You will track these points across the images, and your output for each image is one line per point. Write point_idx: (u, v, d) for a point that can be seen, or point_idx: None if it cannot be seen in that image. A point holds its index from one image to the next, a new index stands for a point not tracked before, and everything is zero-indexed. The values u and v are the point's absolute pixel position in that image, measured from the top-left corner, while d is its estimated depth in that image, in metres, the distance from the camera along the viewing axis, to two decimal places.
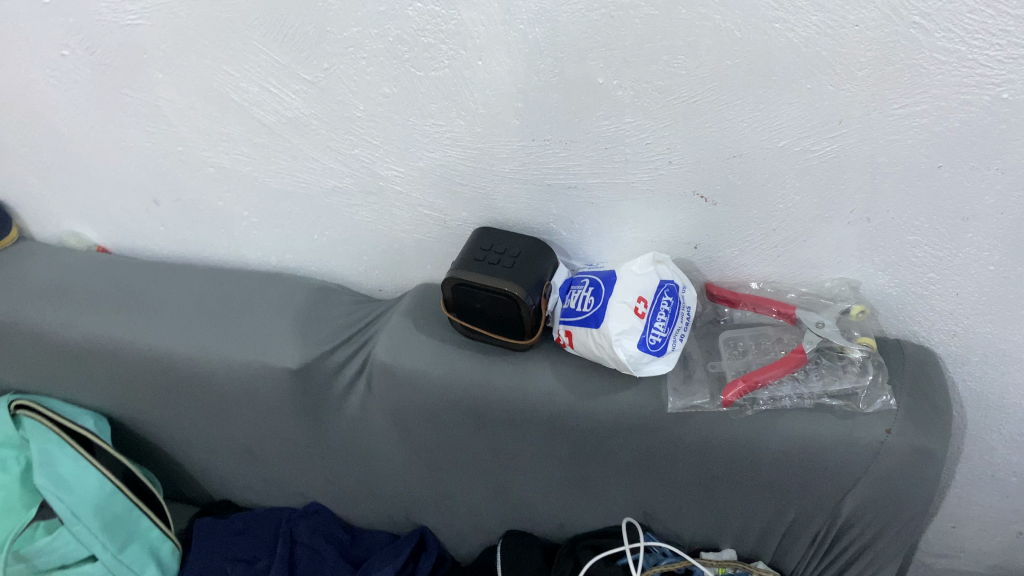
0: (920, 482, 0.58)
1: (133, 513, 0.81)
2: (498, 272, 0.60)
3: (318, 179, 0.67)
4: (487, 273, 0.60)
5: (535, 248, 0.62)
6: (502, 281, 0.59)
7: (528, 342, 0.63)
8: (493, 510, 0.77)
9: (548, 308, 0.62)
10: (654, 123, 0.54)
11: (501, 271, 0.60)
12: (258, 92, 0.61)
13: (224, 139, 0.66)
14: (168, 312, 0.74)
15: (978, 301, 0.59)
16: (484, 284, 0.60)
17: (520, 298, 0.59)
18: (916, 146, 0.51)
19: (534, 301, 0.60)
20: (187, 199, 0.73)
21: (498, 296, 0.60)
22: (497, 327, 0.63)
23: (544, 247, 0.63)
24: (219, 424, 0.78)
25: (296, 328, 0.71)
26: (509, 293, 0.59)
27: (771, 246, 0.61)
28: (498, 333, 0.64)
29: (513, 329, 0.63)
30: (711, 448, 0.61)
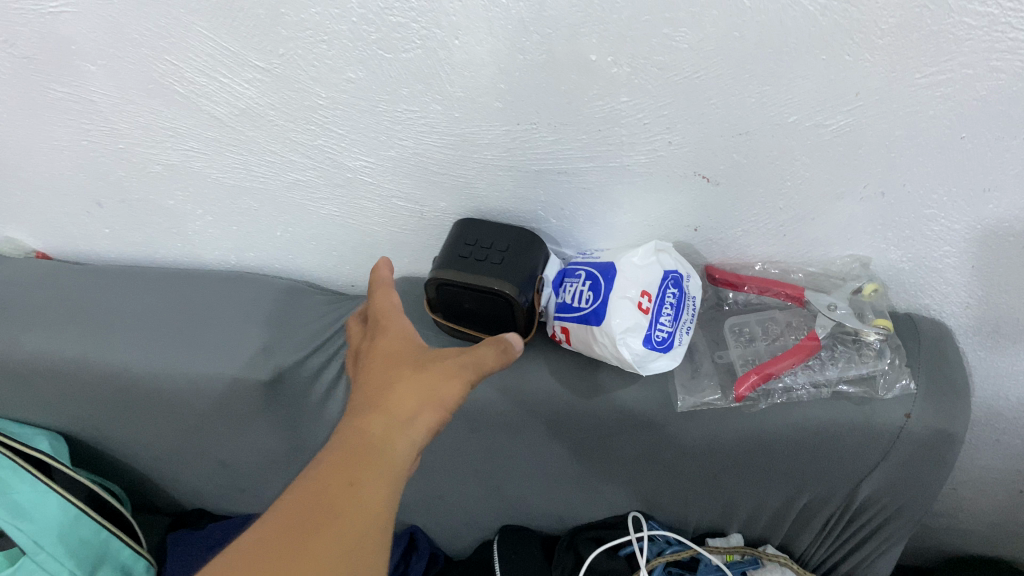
0: (940, 465, 0.56)
1: (101, 536, 0.76)
2: (486, 269, 0.55)
3: (278, 173, 0.61)
4: (474, 272, 0.55)
5: (524, 237, 0.57)
6: (492, 280, 0.54)
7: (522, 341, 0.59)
8: (487, 508, 0.73)
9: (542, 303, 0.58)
10: (651, 103, 0.49)
11: (489, 268, 0.55)
12: (206, 82, 0.55)
13: (171, 134, 0.59)
14: (122, 324, 0.67)
15: (995, 273, 0.56)
16: (472, 285, 0.55)
17: (512, 297, 0.54)
18: (938, 116, 0.47)
19: (527, 299, 0.55)
20: (133, 199, 0.66)
21: (488, 295, 0.55)
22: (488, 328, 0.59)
23: (534, 237, 0.57)
24: (189, 438, 0.73)
25: (264, 336, 0.65)
26: (501, 292, 0.54)
27: (777, 225, 0.57)
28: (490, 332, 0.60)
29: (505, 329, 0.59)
30: (722, 440, 0.58)
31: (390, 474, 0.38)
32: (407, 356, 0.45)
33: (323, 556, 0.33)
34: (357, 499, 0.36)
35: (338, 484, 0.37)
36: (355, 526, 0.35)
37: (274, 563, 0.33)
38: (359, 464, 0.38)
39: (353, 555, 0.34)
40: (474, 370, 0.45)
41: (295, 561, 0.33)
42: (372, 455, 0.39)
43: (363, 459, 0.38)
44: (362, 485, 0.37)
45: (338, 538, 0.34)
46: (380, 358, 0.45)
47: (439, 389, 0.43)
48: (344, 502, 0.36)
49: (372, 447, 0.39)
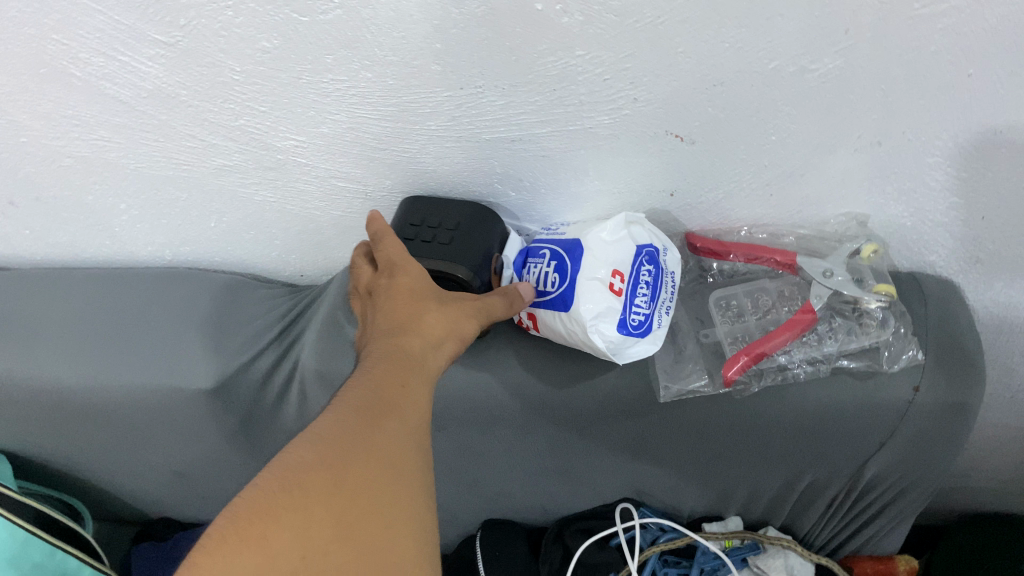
0: (954, 438, 0.50)
1: (56, 556, 0.70)
2: (432, 252, 0.49)
3: (201, 159, 0.54)
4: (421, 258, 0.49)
5: (475, 215, 0.50)
6: (440, 264, 0.48)
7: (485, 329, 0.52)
8: (466, 503, 0.68)
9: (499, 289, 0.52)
10: (611, 55, 0.43)
11: (437, 251, 0.49)
12: (104, 62, 0.48)
13: (75, 123, 0.52)
14: (46, 335, 0.61)
15: (1008, 222, 0.50)
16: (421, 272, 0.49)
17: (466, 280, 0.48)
18: (941, 52, 0.41)
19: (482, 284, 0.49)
20: (47, 198, 0.59)
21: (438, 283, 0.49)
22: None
23: (489, 212, 0.51)
24: (140, 449, 0.67)
25: (202, 340, 0.60)
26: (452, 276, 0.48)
27: (762, 185, 0.50)
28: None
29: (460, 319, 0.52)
30: (713, 425, 0.53)
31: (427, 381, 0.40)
32: (431, 291, 0.44)
33: (389, 442, 0.35)
34: (408, 396, 0.38)
35: (389, 385, 0.38)
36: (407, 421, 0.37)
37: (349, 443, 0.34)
38: (404, 371, 0.39)
39: (411, 444, 0.36)
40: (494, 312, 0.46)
41: (367, 444, 0.35)
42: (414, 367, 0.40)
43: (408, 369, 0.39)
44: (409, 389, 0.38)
45: (398, 428, 0.36)
46: (402, 291, 0.44)
47: (467, 324, 0.44)
48: (399, 399, 0.37)
49: (414, 361, 0.40)
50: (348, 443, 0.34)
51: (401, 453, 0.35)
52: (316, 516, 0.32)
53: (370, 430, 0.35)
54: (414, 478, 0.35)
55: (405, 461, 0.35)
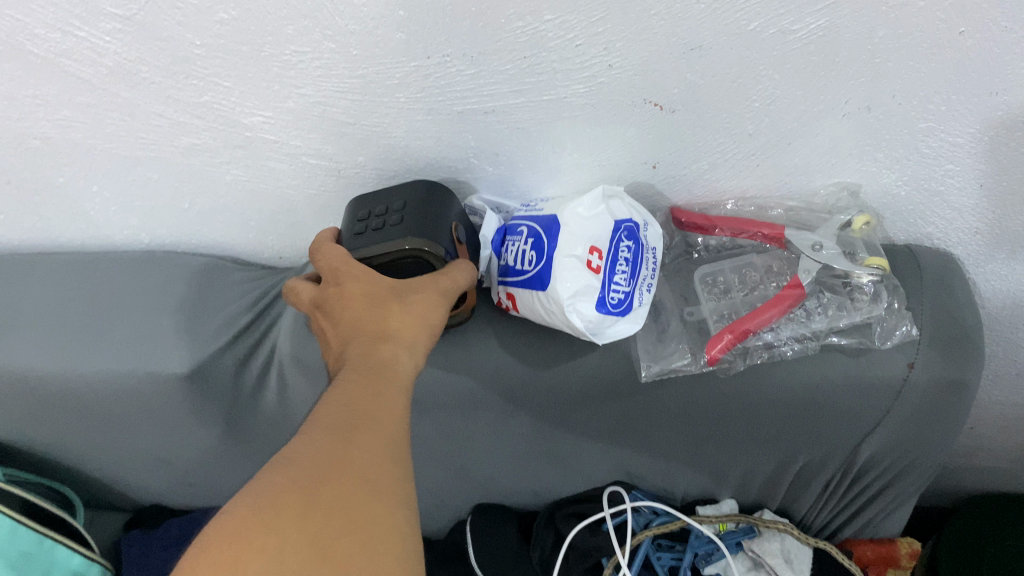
0: (953, 417, 0.48)
1: (45, 545, 0.69)
2: (386, 234, 0.46)
3: (169, 138, 0.52)
4: (377, 246, 0.46)
5: (419, 192, 0.48)
6: (394, 244, 0.46)
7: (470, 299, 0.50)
8: (455, 488, 0.67)
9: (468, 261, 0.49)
10: (582, 19, 0.40)
11: (387, 234, 0.46)
12: (61, 38, 0.46)
13: (38, 103, 0.51)
14: (19, 324, 0.60)
15: (1007, 191, 0.47)
16: (383, 259, 0.46)
17: (431, 254, 0.46)
18: (931, 9, 0.38)
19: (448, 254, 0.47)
20: (18, 182, 0.58)
21: (404, 267, 0.47)
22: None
23: (432, 183, 0.49)
24: (123, 436, 0.66)
25: (178, 326, 0.59)
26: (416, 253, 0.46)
27: (748, 155, 0.48)
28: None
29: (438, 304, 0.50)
30: (700, 407, 0.51)
31: (401, 392, 0.38)
32: (386, 289, 0.43)
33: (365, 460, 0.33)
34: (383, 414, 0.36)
35: (360, 399, 0.36)
36: (382, 438, 0.35)
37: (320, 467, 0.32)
38: (375, 383, 0.37)
39: (388, 459, 0.34)
40: (450, 291, 0.44)
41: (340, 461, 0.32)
42: (385, 376, 0.38)
43: (378, 381, 0.37)
44: (381, 401, 0.36)
45: (372, 444, 0.34)
46: (356, 297, 0.42)
47: (427, 307, 0.43)
48: (373, 417, 0.35)
49: (383, 369, 0.38)
50: (318, 466, 0.32)
51: (378, 468, 0.33)
52: (290, 538, 0.29)
53: (342, 448, 0.33)
54: (395, 498, 0.33)
55: (383, 481, 0.33)
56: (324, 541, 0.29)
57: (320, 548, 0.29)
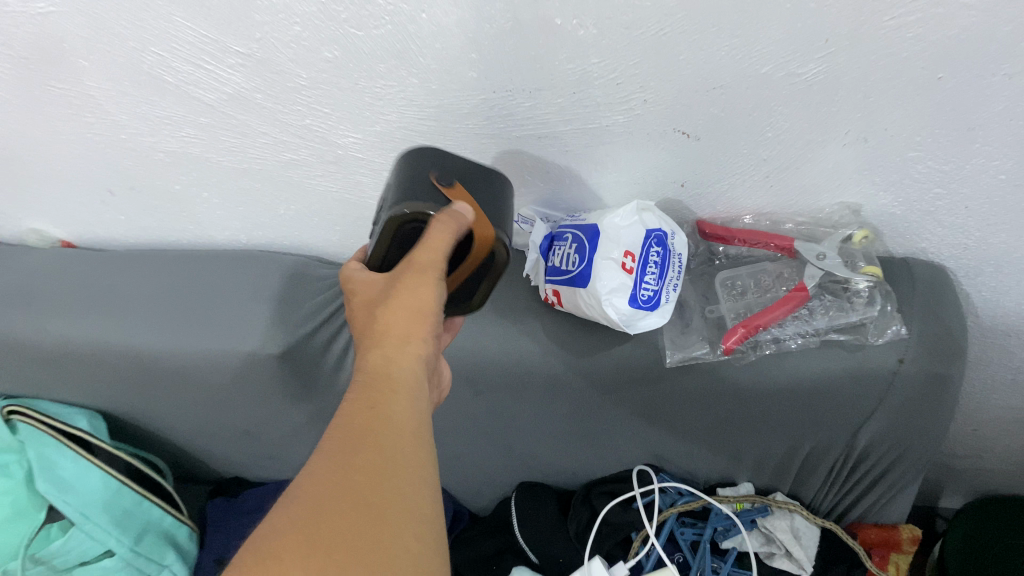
0: (939, 406, 0.56)
1: (143, 505, 0.81)
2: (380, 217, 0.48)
3: (273, 153, 0.62)
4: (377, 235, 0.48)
5: (400, 163, 0.49)
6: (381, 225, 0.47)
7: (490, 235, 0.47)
8: (502, 466, 0.76)
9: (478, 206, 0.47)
10: (623, 62, 0.49)
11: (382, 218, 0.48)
12: (192, 70, 0.56)
13: (167, 122, 0.61)
14: (135, 308, 0.70)
15: (989, 212, 0.55)
16: (387, 239, 0.47)
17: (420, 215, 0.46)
18: (913, 58, 0.46)
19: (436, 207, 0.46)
20: (142, 186, 0.68)
21: (408, 236, 0.47)
22: (461, 273, 0.49)
23: (419, 147, 0.49)
24: (216, 410, 0.76)
25: (271, 313, 0.68)
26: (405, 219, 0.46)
27: (763, 176, 0.56)
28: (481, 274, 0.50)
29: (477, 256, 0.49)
30: (718, 393, 0.59)
31: (411, 396, 0.40)
32: (377, 291, 0.45)
33: (372, 492, 0.35)
34: (393, 434, 0.37)
35: (367, 423, 0.38)
36: (389, 459, 0.36)
37: (324, 507, 0.34)
38: (380, 393, 0.39)
39: (397, 477, 0.36)
40: (429, 261, 0.43)
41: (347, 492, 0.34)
42: (394, 382, 0.40)
43: (389, 392, 0.39)
44: (385, 410, 0.38)
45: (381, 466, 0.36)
46: (360, 308, 0.45)
47: (413, 293, 0.42)
48: (379, 438, 0.37)
49: (386, 376, 0.40)
50: (323, 505, 0.34)
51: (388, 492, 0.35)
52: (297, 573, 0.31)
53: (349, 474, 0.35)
54: (405, 526, 0.35)
55: (391, 509, 0.35)
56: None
57: None
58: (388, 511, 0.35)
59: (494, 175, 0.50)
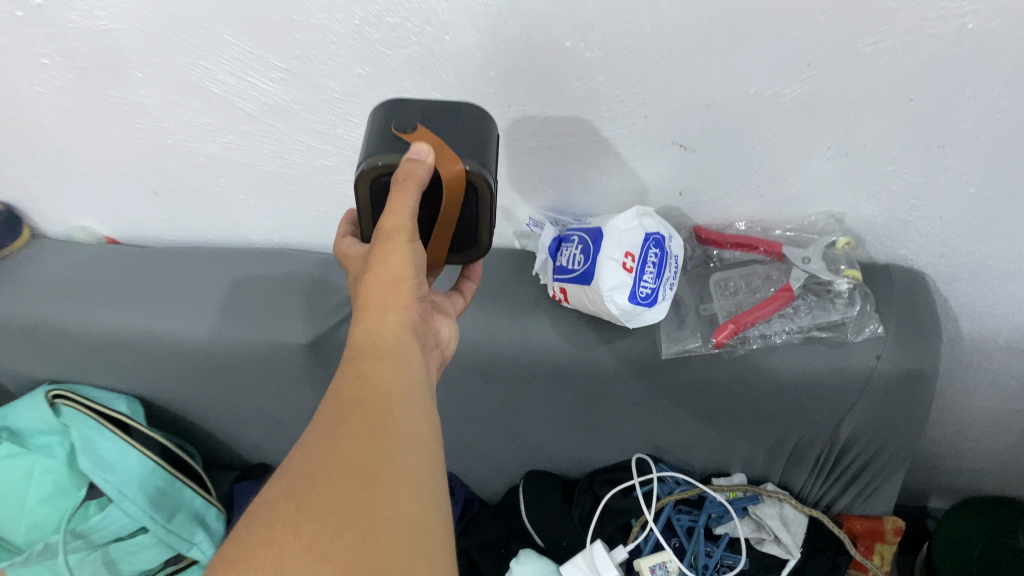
0: (917, 401, 0.60)
1: (175, 486, 0.88)
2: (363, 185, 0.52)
3: (307, 159, 0.68)
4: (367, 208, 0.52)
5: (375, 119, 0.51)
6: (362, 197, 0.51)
7: (454, 164, 0.48)
8: (511, 454, 0.81)
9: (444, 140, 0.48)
10: (625, 81, 0.54)
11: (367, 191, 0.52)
12: (237, 82, 0.61)
13: (211, 129, 0.67)
14: (176, 300, 0.76)
15: (962, 222, 0.60)
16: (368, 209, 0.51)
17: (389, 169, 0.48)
18: (887, 81, 0.51)
19: (400, 154, 0.47)
20: (185, 188, 0.74)
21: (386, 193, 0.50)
22: (453, 207, 0.50)
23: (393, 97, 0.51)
24: (248, 395, 0.82)
25: (300, 306, 0.74)
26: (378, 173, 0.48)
27: (754, 187, 0.61)
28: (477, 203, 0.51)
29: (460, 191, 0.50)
30: (710, 384, 0.65)
31: (394, 362, 0.43)
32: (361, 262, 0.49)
33: (359, 459, 0.37)
34: (376, 408, 0.40)
35: (351, 404, 0.40)
36: (375, 422, 0.39)
37: (313, 476, 0.36)
38: (364, 361, 0.43)
39: (381, 437, 0.39)
40: (395, 224, 0.45)
41: (334, 451, 0.38)
42: (377, 353, 0.44)
43: (371, 366, 0.43)
44: (370, 377, 0.42)
45: (366, 428, 0.39)
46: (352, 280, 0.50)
47: (387, 261, 0.46)
48: (361, 413, 0.40)
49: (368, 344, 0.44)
50: (313, 474, 0.36)
51: (371, 450, 0.38)
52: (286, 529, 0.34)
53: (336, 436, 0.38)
54: (395, 485, 0.37)
55: (378, 471, 0.37)
56: (326, 536, 0.34)
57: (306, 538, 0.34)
58: (376, 472, 0.37)
59: (465, 106, 0.51)
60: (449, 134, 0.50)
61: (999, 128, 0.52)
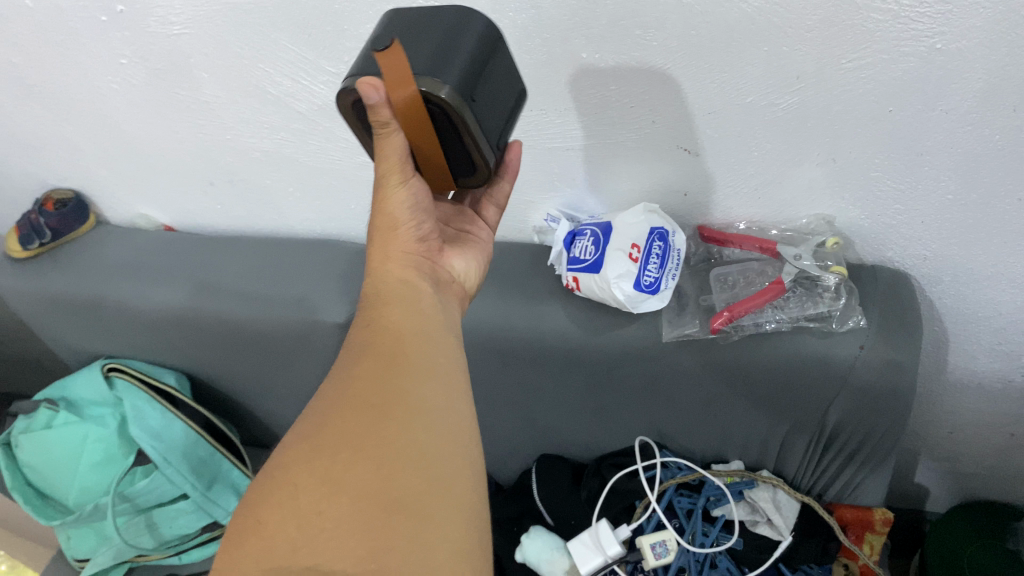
0: (897, 392, 0.65)
1: (215, 457, 0.96)
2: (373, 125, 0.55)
3: (349, 157, 0.75)
4: None
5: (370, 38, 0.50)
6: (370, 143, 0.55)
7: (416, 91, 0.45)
8: (527, 436, 0.88)
9: (406, 61, 0.45)
10: (634, 89, 0.61)
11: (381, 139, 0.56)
12: (290, 84, 0.69)
13: (265, 127, 0.74)
14: (226, 281, 0.84)
15: (942, 227, 0.65)
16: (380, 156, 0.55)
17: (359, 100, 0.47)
18: (868, 95, 0.57)
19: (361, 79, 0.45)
20: (239, 180, 0.82)
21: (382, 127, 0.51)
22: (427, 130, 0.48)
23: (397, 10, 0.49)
24: (286, 372, 0.90)
25: (337, 289, 0.81)
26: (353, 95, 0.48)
27: (752, 189, 0.68)
28: (454, 124, 0.48)
29: (430, 112, 0.47)
30: (708, 370, 0.70)
31: (403, 302, 0.50)
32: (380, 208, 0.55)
33: (372, 397, 0.43)
34: (389, 355, 0.46)
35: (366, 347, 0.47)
36: (388, 369, 0.45)
37: (332, 417, 0.42)
38: (380, 307, 0.50)
39: (391, 381, 0.44)
40: (386, 167, 0.48)
41: (347, 398, 0.43)
42: (386, 297, 0.50)
43: (383, 308, 0.50)
44: (384, 321, 0.49)
45: (377, 376, 0.44)
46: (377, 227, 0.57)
47: (386, 207, 0.51)
48: (375, 359, 0.46)
49: (379, 286, 0.51)
50: (331, 416, 0.42)
51: (383, 396, 0.43)
52: (303, 467, 0.39)
53: (350, 386, 0.44)
54: (407, 423, 0.42)
55: (393, 406, 0.42)
56: (339, 472, 0.39)
57: (321, 474, 0.39)
58: (390, 407, 0.42)
59: (449, 12, 0.48)
60: (424, 52, 0.46)
61: (971, 140, 0.57)
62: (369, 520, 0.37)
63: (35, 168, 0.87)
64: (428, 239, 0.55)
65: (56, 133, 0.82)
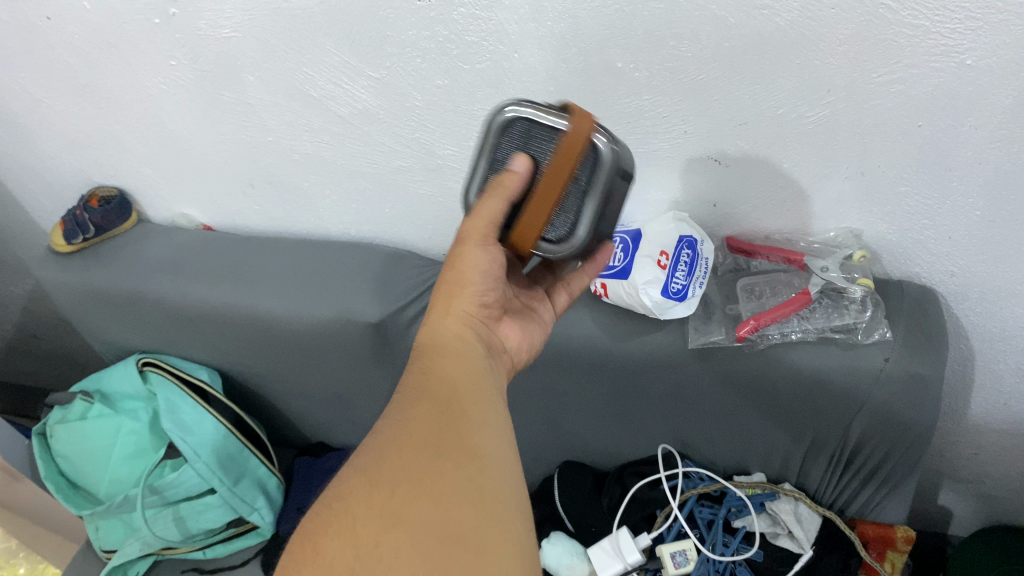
0: (920, 404, 0.65)
1: (244, 453, 0.98)
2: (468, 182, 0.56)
3: (386, 160, 0.77)
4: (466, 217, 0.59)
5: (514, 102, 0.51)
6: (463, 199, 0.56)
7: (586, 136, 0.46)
8: (549, 440, 0.89)
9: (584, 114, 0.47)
10: (667, 99, 0.62)
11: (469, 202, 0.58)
12: (333, 88, 0.71)
13: (306, 129, 0.76)
14: (264, 281, 0.86)
15: (970, 244, 0.65)
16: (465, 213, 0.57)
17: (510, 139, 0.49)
18: (898, 109, 0.58)
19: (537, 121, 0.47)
20: (278, 182, 0.84)
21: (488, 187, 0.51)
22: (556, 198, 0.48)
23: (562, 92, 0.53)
24: (317, 372, 0.92)
25: (371, 290, 0.83)
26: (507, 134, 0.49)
27: (780, 200, 0.69)
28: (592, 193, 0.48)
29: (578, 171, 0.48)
30: (732, 379, 0.71)
31: (459, 357, 0.51)
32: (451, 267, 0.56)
33: (430, 435, 0.43)
34: (443, 395, 0.47)
35: (421, 389, 0.47)
36: (444, 413, 0.45)
37: (388, 450, 0.42)
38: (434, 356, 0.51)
39: (449, 425, 0.45)
40: (477, 226, 0.49)
41: (407, 435, 0.43)
42: (442, 349, 0.52)
43: (439, 358, 0.51)
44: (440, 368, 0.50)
45: (435, 416, 0.45)
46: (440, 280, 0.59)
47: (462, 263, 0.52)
48: (432, 402, 0.46)
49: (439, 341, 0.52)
50: (387, 450, 0.42)
51: (440, 437, 0.44)
52: (362, 499, 0.39)
53: (406, 423, 0.44)
54: (464, 464, 0.42)
55: (450, 447, 0.43)
56: (399, 506, 0.39)
57: (382, 507, 0.39)
58: (446, 446, 0.43)
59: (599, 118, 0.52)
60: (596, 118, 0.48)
61: (1001, 156, 0.58)
62: (427, 553, 0.37)
63: (83, 166, 0.90)
64: (490, 307, 0.56)
65: (105, 132, 0.85)
